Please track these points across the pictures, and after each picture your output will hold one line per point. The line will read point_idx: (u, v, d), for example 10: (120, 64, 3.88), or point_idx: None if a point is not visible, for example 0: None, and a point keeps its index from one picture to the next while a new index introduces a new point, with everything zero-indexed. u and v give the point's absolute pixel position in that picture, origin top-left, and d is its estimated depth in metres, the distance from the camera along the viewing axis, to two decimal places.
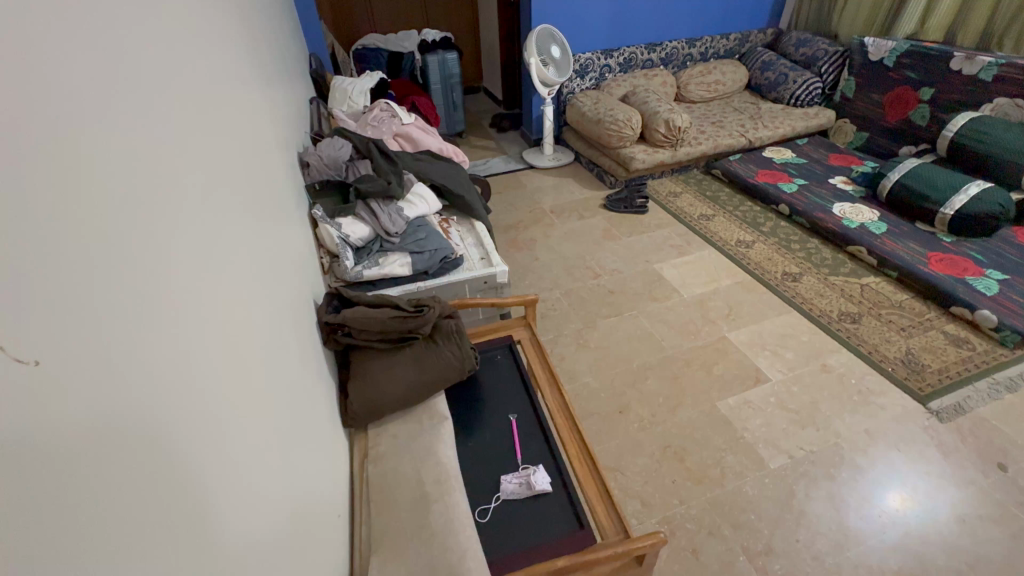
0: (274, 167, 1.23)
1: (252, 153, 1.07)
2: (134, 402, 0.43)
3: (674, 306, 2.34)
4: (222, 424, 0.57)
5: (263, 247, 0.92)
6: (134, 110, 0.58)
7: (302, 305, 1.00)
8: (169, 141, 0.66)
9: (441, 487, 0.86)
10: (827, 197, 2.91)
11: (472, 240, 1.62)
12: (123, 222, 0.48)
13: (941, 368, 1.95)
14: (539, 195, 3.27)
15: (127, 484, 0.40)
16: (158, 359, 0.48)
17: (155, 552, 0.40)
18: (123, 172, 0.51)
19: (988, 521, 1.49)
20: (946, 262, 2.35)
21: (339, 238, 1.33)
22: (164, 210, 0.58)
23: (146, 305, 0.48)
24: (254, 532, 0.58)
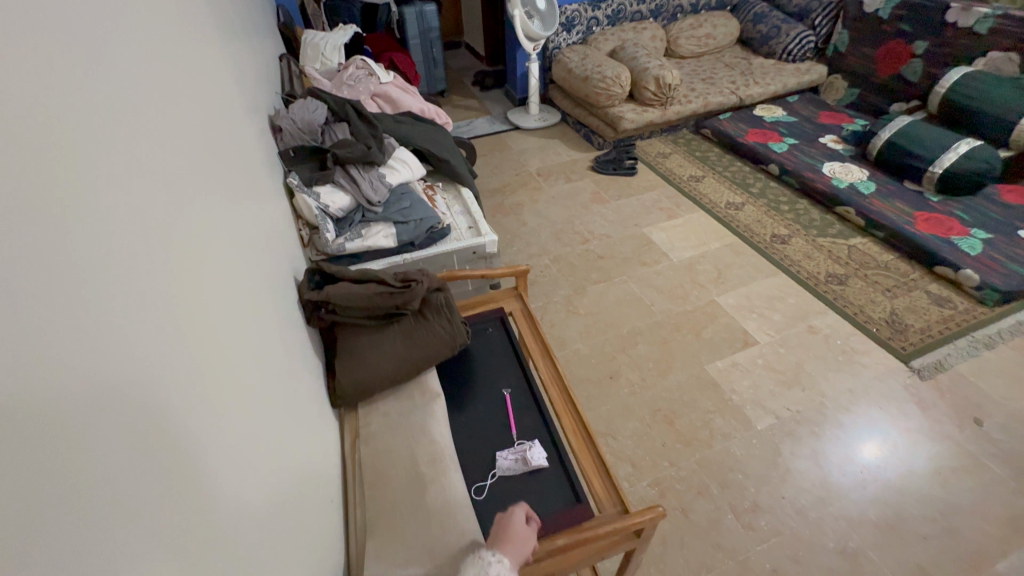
0: (246, 134, 1.16)
1: (226, 124, 1.00)
2: (139, 393, 0.45)
3: (663, 271, 2.33)
4: (224, 420, 0.58)
5: (254, 240, 0.90)
6: (107, 88, 0.57)
7: (284, 285, 0.96)
8: (146, 121, 0.65)
9: (436, 467, 0.85)
10: (817, 156, 2.87)
11: (459, 208, 1.55)
12: (114, 223, 0.49)
13: (923, 327, 1.99)
14: (525, 157, 3.17)
15: (131, 459, 0.41)
16: (160, 355, 0.50)
17: (157, 543, 0.41)
18: (109, 171, 0.52)
19: (963, 472, 1.54)
20: (932, 221, 2.36)
21: (318, 209, 1.26)
22: (145, 192, 0.58)
23: (144, 306, 0.50)
24: (255, 526, 0.58)
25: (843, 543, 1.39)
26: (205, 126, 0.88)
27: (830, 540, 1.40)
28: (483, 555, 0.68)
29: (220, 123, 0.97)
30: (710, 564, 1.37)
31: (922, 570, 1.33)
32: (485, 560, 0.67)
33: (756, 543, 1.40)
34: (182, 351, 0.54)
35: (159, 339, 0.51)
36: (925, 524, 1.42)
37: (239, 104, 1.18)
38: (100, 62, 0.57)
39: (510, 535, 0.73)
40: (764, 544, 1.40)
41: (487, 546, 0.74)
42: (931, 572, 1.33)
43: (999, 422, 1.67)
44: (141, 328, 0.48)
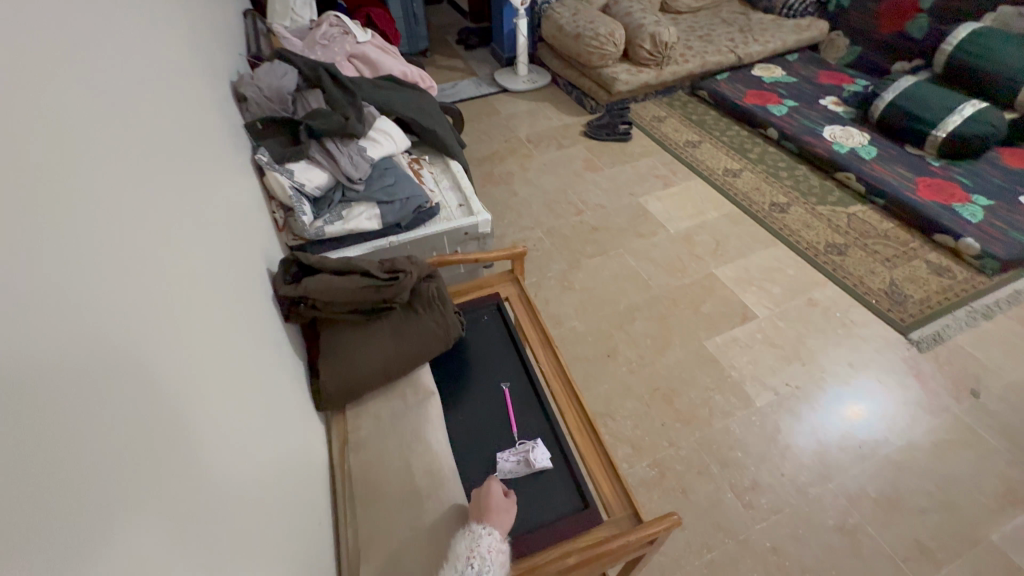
0: (201, 106, 1.02)
1: (166, 92, 0.86)
2: (143, 389, 0.49)
3: (660, 242, 2.25)
4: (228, 415, 0.62)
5: (227, 240, 0.85)
6: (88, 107, 0.60)
7: (256, 281, 0.88)
8: (130, 136, 0.67)
9: (432, 477, 0.79)
10: (817, 120, 2.76)
11: (448, 183, 1.44)
12: (107, 236, 0.53)
13: (922, 298, 1.96)
14: (514, 122, 3.00)
15: (135, 444, 0.45)
16: (162, 356, 0.54)
17: (161, 527, 0.44)
18: (96, 186, 0.55)
19: (961, 445, 1.54)
20: (934, 188, 2.30)
21: (292, 189, 1.14)
22: (134, 205, 0.62)
23: (145, 312, 0.54)
24: (255, 518, 0.60)
25: (842, 519, 1.40)
26: (151, 106, 0.78)
27: (829, 517, 1.40)
28: (473, 528, 0.69)
29: (165, 98, 0.85)
30: (712, 544, 1.36)
31: (920, 545, 1.34)
32: (475, 533, 0.68)
33: (756, 522, 1.40)
34: (183, 352, 0.58)
35: (160, 342, 0.55)
36: (922, 498, 1.43)
37: (190, 71, 1.03)
38: (75, 80, 0.59)
39: (491, 506, 0.73)
40: (764, 522, 1.40)
41: (467, 516, 0.74)
42: (928, 545, 1.34)
43: (996, 392, 1.66)
44: (143, 330, 0.53)
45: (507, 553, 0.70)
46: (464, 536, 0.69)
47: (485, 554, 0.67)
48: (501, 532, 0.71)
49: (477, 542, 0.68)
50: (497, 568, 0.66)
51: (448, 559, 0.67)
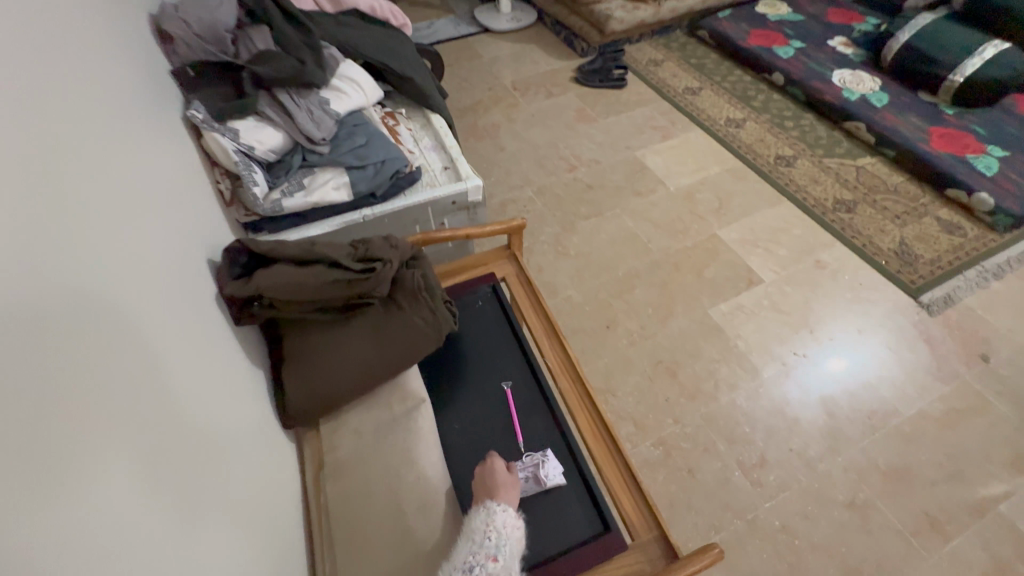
0: (111, 53, 0.80)
1: (64, 38, 0.67)
2: (131, 380, 0.51)
3: (660, 201, 2.09)
4: (216, 410, 0.63)
5: (164, 232, 0.71)
6: (68, 112, 0.61)
7: (191, 279, 0.72)
8: (112, 139, 0.68)
9: (426, 515, 0.69)
10: (826, 63, 2.55)
11: (429, 141, 1.24)
12: (100, 242, 0.55)
13: (933, 258, 1.86)
14: (498, 67, 2.72)
15: (140, 439, 0.49)
16: (147, 350, 0.55)
17: (162, 516, 0.47)
18: (86, 196, 0.57)
19: (971, 412, 1.49)
20: (947, 138, 2.16)
21: (237, 153, 0.95)
22: (122, 211, 0.63)
23: (125, 306, 0.55)
24: (246, 509, 0.61)
25: (852, 495, 1.35)
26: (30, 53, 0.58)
27: (839, 492, 1.36)
28: (488, 504, 0.68)
29: (66, 45, 0.67)
30: (719, 525, 1.31)
31: (930, 518, 1.31)
32: (490, 508, 0.67)
33: (764, 500, 1.34)
34: (167, 348, 0.59)
35: (151, 342, 0.57)
36: (932, 469, 1.39)
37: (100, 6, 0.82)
38: (55, 85, 0.60)
39: (500, 481, 0.72)
40: (773, 500, 1.34)
41: (475, 494, 0.72)
42: (938, 518, 1.31)
43: (1005, 356, 1.61)
44: (136, 331, 0.55)
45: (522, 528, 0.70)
46: (478, 511, 0.68)
47: (501, 529, 0.66)
48: (514, 506, 0.71)
49: (494, 518, 0.67)
50: (514, 544, 0.66)
51: (465, 534, 0.66)
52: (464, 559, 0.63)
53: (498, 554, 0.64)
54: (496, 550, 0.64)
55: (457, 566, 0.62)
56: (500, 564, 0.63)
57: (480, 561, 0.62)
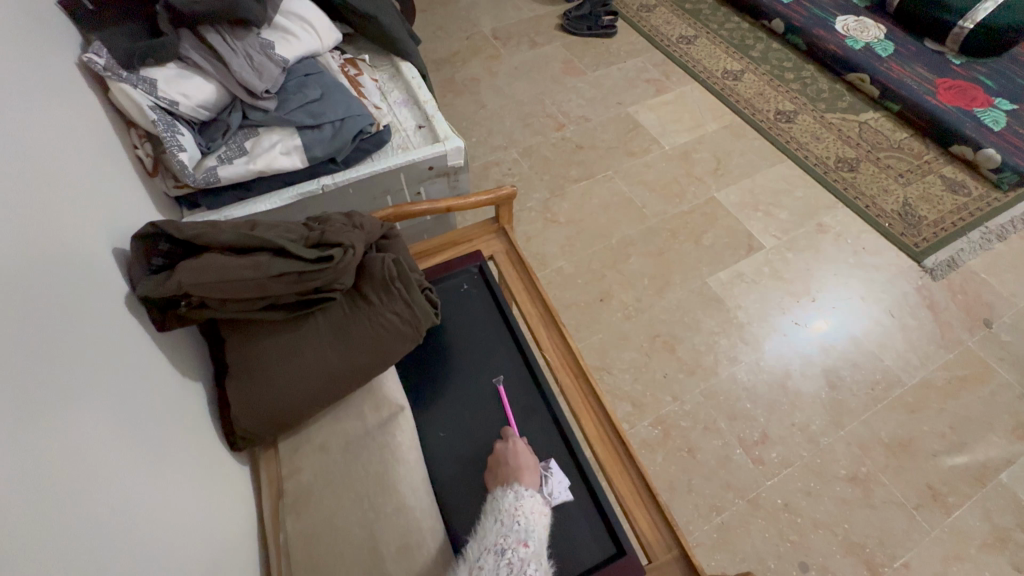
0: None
1: None
2: (82, 357, 0.50)
3: (655, 162, 1.94)
4: (166, 386, 0.62)
5: (86, 216, 0.61)
6: (27, 96, 0.60)
7: (97, 272, 0.58)
8: (69, 122, 0.67)
9: (407, 557, 0.59)
10: (829, 8, 2.38)
11: (400, 96, 1.07)
12: (66, 230, 0.56)
13: (937, 219, 1.78)
14: (476, 13, 2.47)
15: (120, 414, 0.52)
16: (101, 331, 0.55)
17: (141, 486, 0.50)
18: (47, 184, 0.56)
19: (974, 381, 1.45)
20: (954, 91, 2.04)
21: (154, 111, 0.78)
22: (78, 198, 0.61)
23: (61, 286, 0.52)
24: (203, 483, 0.60)
25: (854, 469, 1.31)
26: None
27: (841, 467, 1.31)
28: (515, 487, 0.64)
29: None
30: (720, 506, 1.26)
31: (932, 490, 1.28)
32: (519, 491, 0.63)
33: (766, 478, 1.29)
34: (125, 331, 0.58)
35: (118, 329, 0.57)
36: (935, 440, 1.35)
37: None
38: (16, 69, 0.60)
39: (524, 462, 0.67)
40: (775, 478, 1.29)
41: (496, 476, 0.68)
42: (940, 490, 1.28)
43: (1008, 322, 1.56)
44: (102, 317, 0.56)
45: (548, 515, 0.65)
46: (507, 492, 0.64)
47: (530, 513, 0.62)
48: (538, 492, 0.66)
49: (521, 502, 0.63)
50: (542, 530, 0.62)
51: (492, 517, 0.62)
52: (493, 542, 0.59)
53: (528, 539, 0.59)
54: (527, 534, 0.59)
55: (487, 549, 0.59)
56: (532, 550, 0.58)
57: (510, 545, 0.58)
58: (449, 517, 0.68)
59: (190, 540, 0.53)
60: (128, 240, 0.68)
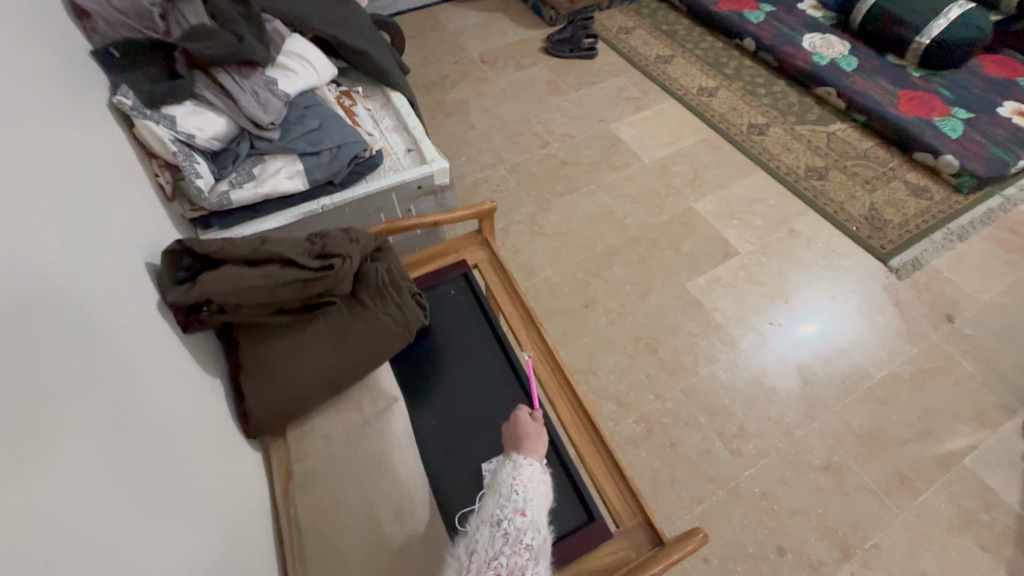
0: (55, 51, 0.78)
1: (34, 53, 0.71)
2: (89, 365, 0.52)
3: (635, 175, 2.05)
4: (168, 405, 0.62)
5: (121, 233, 0.71)
6: (71, 134, 0.71)
7: (127, 285, 0.66)
8: (102, 152, 0.77)
9: (402, 522, 0.67)
10: (796, 27, 2.52)
11: (391, 122, 1.18)
12: (107, 243, 0.66)
13: (902, 222, 1.89)
14: (464, 38, 2.61)
15: (126, 420, 0.53)
16: (134, 329, 0.63)
17: (142, 490, 0.51)
18: (89, 205, 0.66)
19: (938, 372, 1.54)
20: (915, 102, 2.17)
21: (175, 142, 0.88)
22: (116, 217, 0.72)
23: (107, 289, 0.61)
24: (221, 471, 0.67)
25: (828, 458, 1.39)
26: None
27: (815, 457, 1.39)
28: (514, 458, 0.71)
29: (33, 57, 0.71)
30: (702, 496, 1.33)
31: (901, 476, 1.36)
32: (518, 462, 0.70)
33: (744, 469, 1.37)
34: (156, 329, 0.67)
35: (149, 327, 0.66)
36: (902, 430, 1.43)
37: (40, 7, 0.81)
38: (61, 112, 0.71)
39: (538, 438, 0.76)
40: (752, 468, 1.37)
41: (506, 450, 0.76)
42: (908, 476, 1.36)
43: (971, 316, 1.66)
44: (135, 317, 0.64)
45: (548, 483, 0.72)
46: (507, 464, 0.70)
47: (528, 483, 0.68)
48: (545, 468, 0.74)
49: (520, 472, 0.69)
50: (541, 495, 0.68)
51: (494, 488, 0.69)
52: (492, 512, 0.65)
53: (526, 509, 0.65)
54: (524, 503, 0.65)
55: (486, 520, 0.64)
56: (529, 518, 0.64)
57: (508, 515, 0.64)
58: (441, 498, 0.76)
59: (192, 541, 0.54)
60: (154, 258, 0.78)
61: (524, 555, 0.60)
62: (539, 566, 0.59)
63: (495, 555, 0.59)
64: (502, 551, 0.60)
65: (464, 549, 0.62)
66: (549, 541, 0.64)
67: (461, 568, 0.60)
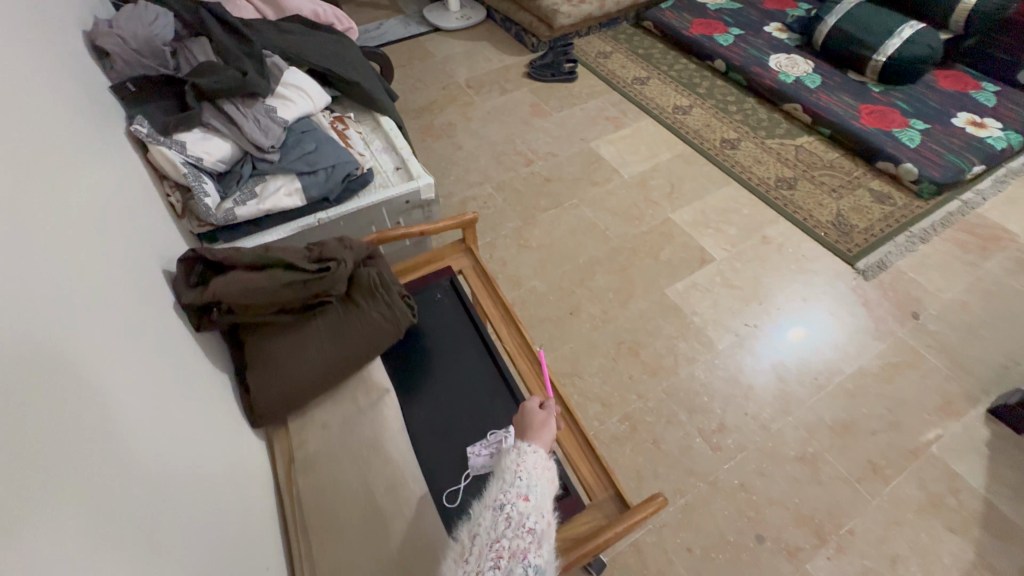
0: (72, 90, 0.87)
1: (53, 93, 0.80)
2: (91, 377, 0.56)
3: (615, 190, 2.16)
4: (172, 427, 0.65)
5: (134, 248, 0.79)
6: (88, 164, 0.79)
7: (140, 293, 0.74)
8: (114, 178, 0.85)
9: (394, 494, 0.73)
10: (763, 48, 2.68)
11: (381, 144, 1.27)
12: (121, 258, 0.74)
13: (867, 227, 2.00)
14: (451, 66, 2.75)
15: (128, 426, 0.57)
16: (142, 335, 0.69)
17: (145, 490, 0.55)
18: (104, 226, 0.74)
19: (904, 366, 1.62)
20: (876, 115, 2.31)
21: (185, 165, 0.97)
22: (127, 234, 0.79)
23: (121, 297, 0.69)
24: (228, 458, 0.73)
25: (803, 450, 1.46)
26: (17, 110, 0.68)
27: (791, 449, 1.46)
28: (521, 446, 0.73)
29: (53, 97, 0.79)
30: (684, 489, 1.39)
31: (872, 465, 1.43)
32: (523, 449, 0.72)
33: (723, 462, 1.44)
34: (163, 333, 0.74)
35: (154, 333, 0.72)
36: (873, 421, 1.51)
37: (60, 52, 0.90)
38: (76, 145, 0.79)
39: (549, 426, 0.81)
40: (732, 461, 1.44)
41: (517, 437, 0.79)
42: (879, 464, 1.43)
43: (934, 313, 1.75)
44: (141, 325, 0.70)
45: (554, 471, 0.74)
46: (512, 451, 0.73)
47: (532, 469, 0.70)
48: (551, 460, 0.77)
49: (525, 459, 0.71)
50: (545, 480, 0.70)
51: (498, 474, 0.71)
52: (496, 497, 0.67)
53: (529, 494, 0.67)
54: (527, 489, 0.67)
55: (489, 505, 0.66)
56: (532, 503, 0.66)
57: (511, 500, 0.66)
58: (430, 480, 0.82)
59: (195, 534, 0.59)
60: (168, 268, 0.86)
61: (526, 539, 0.62)
62: (542, 549, 0.61)
63: (497, 538, 0.62)
64: (504, 534, 0.62)
65: (467, 534, 0.64)
66: (554, 525, 0.66)
67: (464, 551, 0.62)
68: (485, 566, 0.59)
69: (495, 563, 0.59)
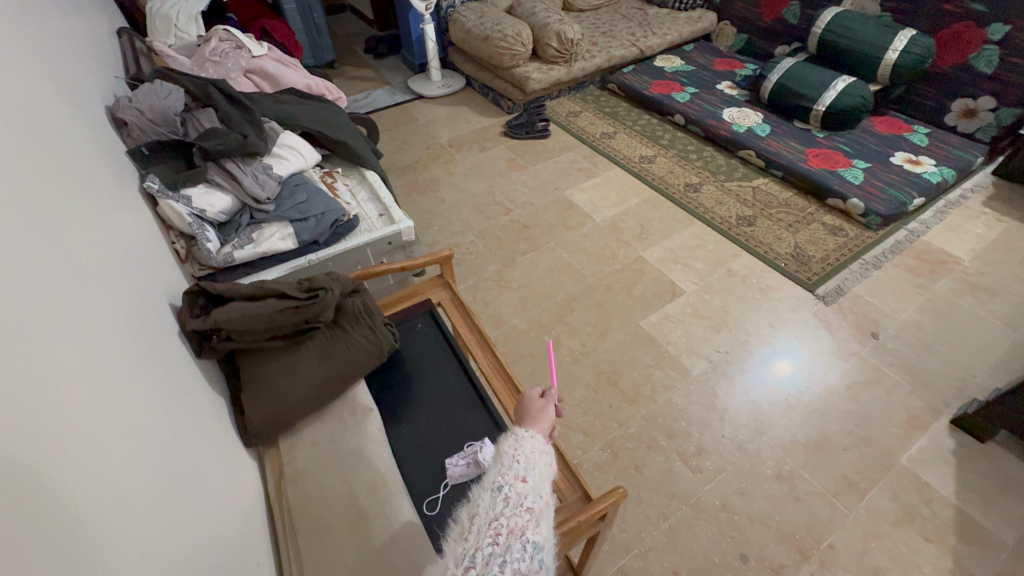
0: (94, 157, 1.00)
1: (78, 160, 0.92)
2: (99, 397, 0.62)
3: (589, 233, 2.31)
4: (166, 443, 0.70)
5: (140, 288, 0.88)
6: (103, 218, 0.89)
7: (145, 325, 0.82)
8: (125, 229, 0.95)
9: (379, 498, 0.80)
10: (717, 103, 2.96)
11: (366, 194, 1.41)
12: (129, 298, 0.82)
13: (823, 257, 2.15)
14: (434, 128, 2.98)
15: (129, 444, 0.62)
16: (145, 364, 0.76)
17: (143, 505, 0.60)
18: (114, 269, 0.82)
19: (869, 384, 1.71)
20: (821, 157, 2.54)
21: (190, 215, 1.10)
22: (134, 277, 0.88)
23: (128, 329, 0.77)
24: (223, 475, 0.79)
25: (779, 468, 1.51)
26: (47, 173, 0.78)
27: (768, 467, 1.51)
28: (516, 432, 0.80)
29: (77, 162, 0.91)
30: (668, 512, 1.42)
31: (847, 479, 1.48)
32: (519, 435, 0.79)
33: (704, 484, 1.48)
34: (162, 363, 0.80)
35: (155, 363, 0.78)
36: (844, 437, 1.58)
37: (84, 125, 1.03)
38: (94, 202, 0.89)
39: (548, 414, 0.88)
40: (712, 483, 1.48)
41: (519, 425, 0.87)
42: (854, 479, 1.48)
43: (892, 332, 1.86)
44: (144, 354, 0.77)
45: (550, 453, 0.80)
46: (511, 437, 0.79)
47: (530, 454, 0.76)
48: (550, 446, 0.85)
49: (522, 443, 0.78)
50: (543, 462, 0.76)
51: (497, 456, 0.77)
52: (494, 479, 0.72)
53: (526, 475, 0.72)
54: (525, 471, 0.72)
55: (488, 486, 0.71)
56: (530, 484, 0.71)
57: (508, 481, 0.71)
58: (413, 492, 0.88)
59: (185, 547, 0.62)
60: (173, 304, 0.96)
61: (524, 517, 0.66)
62: (539, 526, 0.66)
63: (496, 517, 0.66)
64: (502, 513, 0.66)
65: (466, 514, 0.68)
66: (550, 504, 0.71)
67: (463, 531, 0.66)
68: (483, 543, 0.62)
69: (493, 539, 0.63)
